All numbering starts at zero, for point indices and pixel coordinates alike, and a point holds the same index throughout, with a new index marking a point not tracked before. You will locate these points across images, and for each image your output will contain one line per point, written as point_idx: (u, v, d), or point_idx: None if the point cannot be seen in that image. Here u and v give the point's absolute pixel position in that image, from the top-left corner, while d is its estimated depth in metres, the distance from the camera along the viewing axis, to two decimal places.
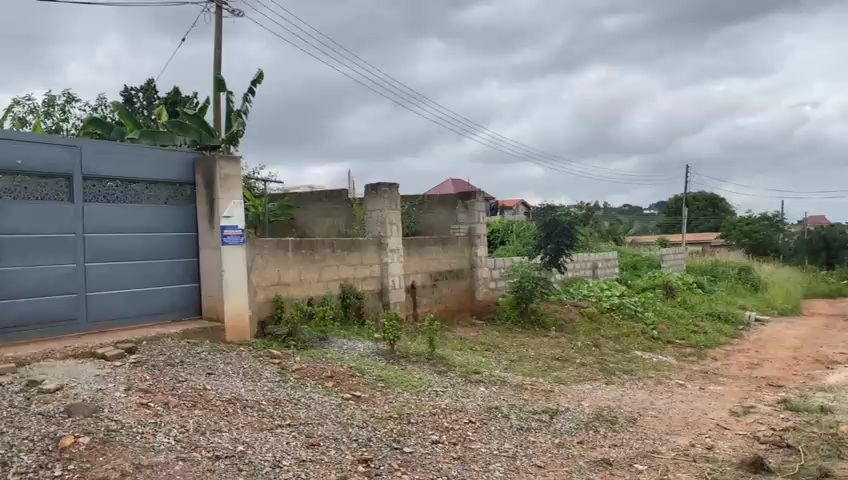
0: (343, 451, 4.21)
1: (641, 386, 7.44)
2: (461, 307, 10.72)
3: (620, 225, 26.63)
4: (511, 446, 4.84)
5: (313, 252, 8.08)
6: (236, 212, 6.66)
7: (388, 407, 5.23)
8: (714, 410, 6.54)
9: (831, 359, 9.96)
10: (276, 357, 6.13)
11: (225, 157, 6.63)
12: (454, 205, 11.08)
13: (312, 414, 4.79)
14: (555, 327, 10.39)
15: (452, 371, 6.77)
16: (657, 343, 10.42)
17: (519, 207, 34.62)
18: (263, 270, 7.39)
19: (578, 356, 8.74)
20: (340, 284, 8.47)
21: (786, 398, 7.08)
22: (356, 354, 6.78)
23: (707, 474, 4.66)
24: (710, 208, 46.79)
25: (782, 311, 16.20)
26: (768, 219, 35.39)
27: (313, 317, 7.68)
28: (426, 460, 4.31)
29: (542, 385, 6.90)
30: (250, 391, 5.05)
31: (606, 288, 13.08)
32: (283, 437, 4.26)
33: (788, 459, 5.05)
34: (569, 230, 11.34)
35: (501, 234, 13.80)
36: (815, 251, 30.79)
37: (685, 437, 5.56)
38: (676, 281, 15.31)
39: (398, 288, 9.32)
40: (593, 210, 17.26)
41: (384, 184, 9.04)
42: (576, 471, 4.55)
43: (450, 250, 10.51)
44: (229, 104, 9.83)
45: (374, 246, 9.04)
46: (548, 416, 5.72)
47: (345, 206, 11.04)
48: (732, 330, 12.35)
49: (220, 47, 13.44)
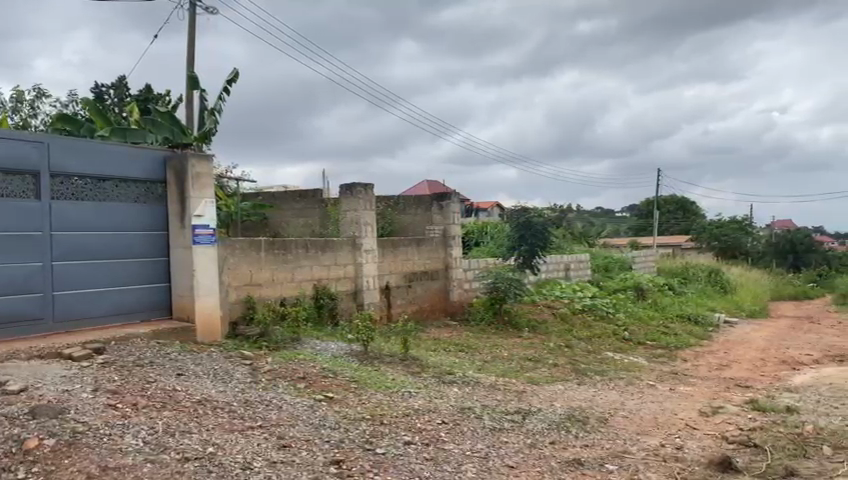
0: (316, 453, 4.19)
1: (613, 387, 7.52)
2: (436, 308, 10.74)
3: (593, 227, 26.90)
4: (483, 447, 4.86)
5: (286, 252, 8.03)
6: (207, 211, 6.58)
7: (362, 407, 5.22)
8: (684, 410, 6.63)
9: (797, 360, 10.15)
10: (248, 357, 6.08)
11: (197, 155, 6.55)
12: (430, 205, 11.09)
13: (284, 415, 4.75)
14: (528, 328, 10.47)
15: (426, 372, 6.78)
16: (629, 344, 10.54)
17: (495, 208, 34.78)
18: (236, 270, 7.33)
19: (551, 356, 8.80)
20: (314, 285, 8.42)
21: (753, 399, 7.21)
22: (329, 355, 6.75)
23: (677, 473, 4.71)
24: (681, 211, 47.46)
25: (750, 312, 16.51)
26: (737, 222, 36.01)
27: (286, 318, 7.63)
28: (399, 461, 4.31)
29: (515, 385, 6.93)
30: (221, 392, 5.00)
31: (578, 289, 13.20)
32: (254, 438, 4.21)
33: (755, 458, 5.14)
34: (542, 231, 11.44)
35: (476, 235, 13.85)
36: (782, 254, 31.49)
37: (655, 437, 5.62)
38: (647, 283, 15.52)
39: (373, 289, 9.30)
40: (566, 212, 17.39)
41: (359, 184, 9.01)
42: (549, 471, 4.57)
43: (425, 251, 10.53)
44: (202, 102, 9.72)
45: (349, 246, 9.00)
46: (521, 416, 5.74)
47: (319, 206, 10.99)
48: (702, 331, 12.56)
49: (193, 44, 13.29)
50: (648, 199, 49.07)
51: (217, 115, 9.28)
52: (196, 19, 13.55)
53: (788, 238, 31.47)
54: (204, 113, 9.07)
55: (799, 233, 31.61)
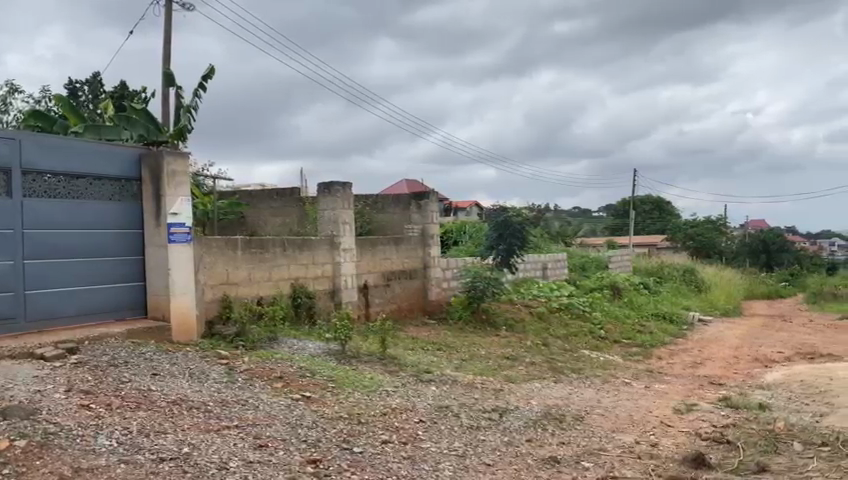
0: (292, 452, 4.17)
1: (589, 385, 7.58)
2: (414, 307, 10.74)
3: (570, 227, 27.08)
4: (460, 445, 4.87)
5: (263, 251, 7.98)
6: (183, 209, 6.53)
7: (339, 407, 5.21)
8: (659, 408, 6.71)
9: (768, 358, 10.32)
10: (223, 357, 6.03)
11: (173, 152, 6.49)
12: (408, 205, 11.10)
13: (261, 415, 4.72)
14: (505, 327, 10.51)
15: (403, 371, 6.77)
16: (604, 343, 10.63)
17: (474, 207, 34.88)
18: (212, 269, 7.26)
19: (528, 355, 8.84)
20: (291, 284, 8.38)
21: (726, 396, 7.32)
22: (306, 354, 6.73)
23: (651, 469, 4.76)
24: (657, 211, 47.97)
25: (724, 311, 16.73)
26: (711, 222, 36.47)
27: (263, 318, 7.58)
28: (376, 460, 4.30)
29: (492, 384, 6.96)
30: (197, 392, 4.96)
31: (555, 288, 13.28)
32: (230, 438, 4.18)
33: (728, 454, 5.22)
34: (520, 231, 11.51)
35: (454, 235, 13.86)
36: (756, 253, 31.96)
37: (630, 435, 5.68)
38: (622, 281, 15.66)
39: (351, 288, 9.27)
40: (544, 211, 17.49)
41: (338, 183, 8.99)
42: (525, 469, 4.60)
43: (403, 250, 10.53)
44: (178, 100, 9.63)
45: (326, 245, 8.97)
46: (498, 414, 5.77)
47: (297, 205, 10.94)
48: (676, 330, 12.70)
49: (169, 41, 13.15)
50: (624, 199, 49.51)
51: (193, 113, 9.19)
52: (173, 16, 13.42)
53: (761, 239, 31.96)
54: (180, 110, 8.98)
55: (771, 233, 32.12)
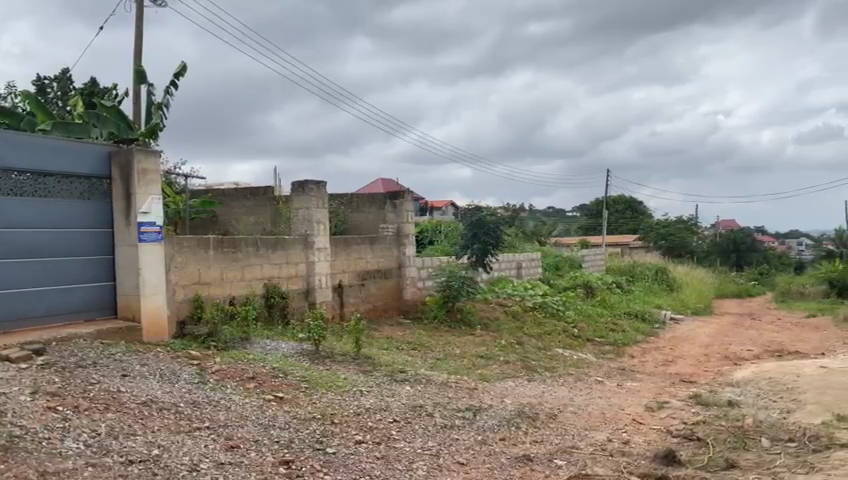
0: (264, 453, 4.13)
1: (562, 383, 7.64)
2: (388, 307, 10.72)
3: (544, 226, 27.24)
4: (434, 444, 4.87)
5: (236, 251, 7.91)
6: (154, 208, 6.44)
7: (312, 407, 5.18)
8: (631, 405, 6.77)
9: (738, 356, 10.49)
10: (195, 357, 5.97)
11: (144, 150, 6.40)
12: (383, 204, 11.08)
13: (232, 416, 4.68)
14: (480, 326, 10.54)
15: (378, 371, 6.75)
16: (577, 341, 10.72)
17: (449, 207, 34.95)
18: (183, 269, 7.17)
19: (502, 353, 8.88)
20: (264, 284, 8.31)
21: (697, 394, 7.41)
22: (279, 354, 6.67)
23: (623, 467, 4.81)
24: (630, 211, 48.51)
25: (695, 310, 16.97)
26: (683, 222, 36.96)
27: (235, 318, 7.51)
28: (349, 460, 4.29)
29: (466, 382, 6.97)
30: (167, 393, 4.89)
31: (530, 287, 13.35)
32: (201, 440, 4.14)
33: (698, 451, 5.29)
34: (494, 230, 11.55)
35: (429, 234, 13.86)
36: (726, 253, 32.47)
37: (602, 432, 5.74)
38: (596, 281, 15.80)
39: (325, 288, 9.22)
40: (518, 211, 17.57)
41: (311, 182, 8.93)
42: (499, 467, 4.62)
43: (378, 249, 10.50)
44: (150, 97, 9.50)
45: (300, 245, 8.92)
46: (471, 413, 5.78)
47: (270, 204, 10.86)
48: (648, 328, 12.86)
49: (140, 37, 12.97)
50: (597, 200, 49.97)
51: (164, 110, 9.07)
52: (145, 12, 13.23)
53: (731, 238, 32.47)
54: (151, 107, 8.84)
55: (741, 233, 32.64)
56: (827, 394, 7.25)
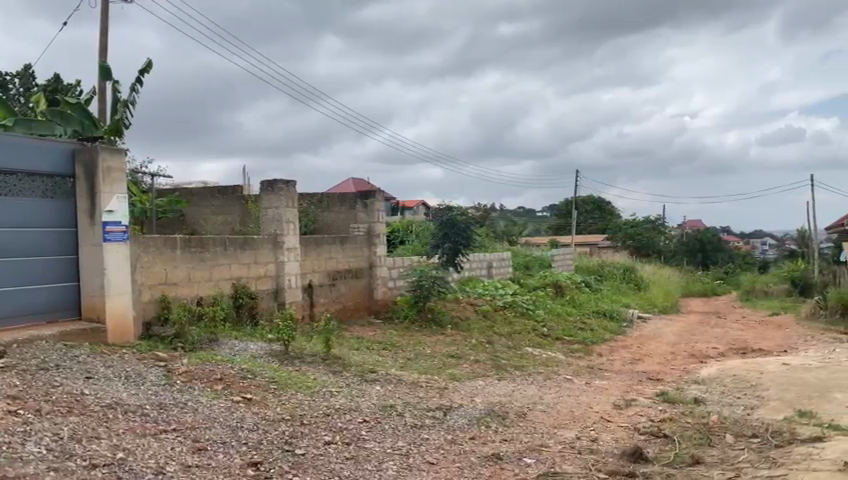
0: (232, 455, 4.09)
1: (531, 381, 7.69)
2: (359, 307, 10.68)
3: (514, 226, 27.37)
4: (404, 444, 4.88)
5: (203, 251, 7.80)
6: (119, 207, 6.33)
7: (281, 408, 5.14)
8: (599, 403, 6.85)
9: (704, 353, 10.67)
10: (161, 358, 5.88)
11: (109, 148, 6.29)
12: (353, 203, 11.03)
13: (199, 418, 4.62)
14: (451, 325, 10.56)
15: (347, 371, 6.73)
16: (546, 340, 10.81)
17: (421, 206, 34.97)
18: (149, 269, 7.06)
19: (472, 352, 8.91)
20: (232, 284, 8.22)
21: (664, 391, 7.52)
22: (247, 355, 6.61)
23: (591, 464, 4.86)
24: (598, 211, 49.07)
25: (662, 308, 17.24)
26: (651, 222, 37.45)
27: (202, 318, 7.41)
28: (319, 461, 4.26)
29: (437, 382, 6.98)
30: (133, 395, 4.81)
31: (500, 287, 13.43)
32: (167, 442, 4.08)
33: (664, 448, 5.37)
34: (465, 230, 11.58)
35: (400, 234, 13.85)
36: (692, 253, 33.06)
37: (571, 430, 5.79)
38: (565, 280, 15.95)
39: (295, 288, 9.16)
40: (488, 211, 17.66)
41: (281, 181, 8.87)
42: (468, 466, 4.64)
43: (349, 249, 10.46)
44: (115, 95, 9.32)
45: (269, 244, 8.84)
46: (441, 412, 5.79)
47: (239, 204, 10.76)
48: (617, 326, 13.02)
49: (106, 34, 12.74)
50: (566, 200, 50.44)
51: (130, 107, 8.91)
52: (110, 7, 12.99)
53: (697, 238, 33.03)
54: (116, 104, 8.69)
55: (707, 233, 33.23)
56: (789, 390, 7.41)
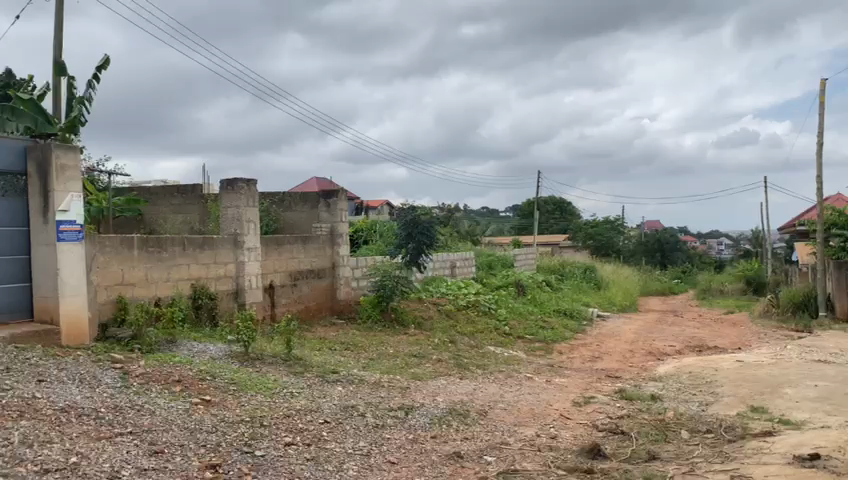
0: (190, 458, 4.03)
1: (493, 380, 7.74)
2: (321, 307, 10.62)
3: (476, 225, 27.51)
4: (365, 444, 4.87)
5: (161, 250, 7.67)
6: (74, 206, 6.16)
7: (240, 410, 5.08)
8: (559, 401, 6.93)
9: (661, 351, 10.89)
10: (117, 360, 5.76)
11: (63, 145, 6.14)
12: (316, 203, 10.97)
13: (156, 420, 4.54)
14: (413, 325, 10.58)
15: (309, 372, 6.68)
16: (508, 339, 10.91)
17: (383, 206, 34.89)
18: (105, 269, 6.91)
19: (434, 352, 8.93)
20: (191, 284, 8.10)
21: (622, 388, 7.65)
22: (206, 357, 6.52)
23: (550, 461, 4.92)
24: (559, 211, 49.69)
25: (621, 307, 17.53)
26: (611, 222, 38.07)
27: (160, 319, 7.29)
28: (278, 462, 4.24)
29: (399, 381, 6.98)
30: (87, 398, 4.71)
31: (463, 286, 13.48)
32: (123, 445, 4.01)
33: (622, 444, 5.46)
34: (428, 230, 11.61)
35: (364, 234, 13.82)
36: (651, 252, 33.72)
37: (531, 428, 5.86)
38: (527, 279, 16.11)
39: (255, 288, 9.07)
40: (451, 211, 17.73)
41: (241, 180, 8.78)
42: (429, 465, 4.65)
43: (311, 249, 10.40)
44: (71, 91, 9.10)
45: (230, 244, 8.74)
46: (403, 412, 5.80)
47: (199, 203, 10.60)
48: (577, 325, 13.19)
49: (61, 28, 12.43)
50: (529, 200, 50.93)
51: (86, 104, 8.72)
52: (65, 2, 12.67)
53: (656, 238, 33.70)
54: (71, 101, 8.49)
55: (665, 233, 33.92)
56: (742, 387, 7.60)
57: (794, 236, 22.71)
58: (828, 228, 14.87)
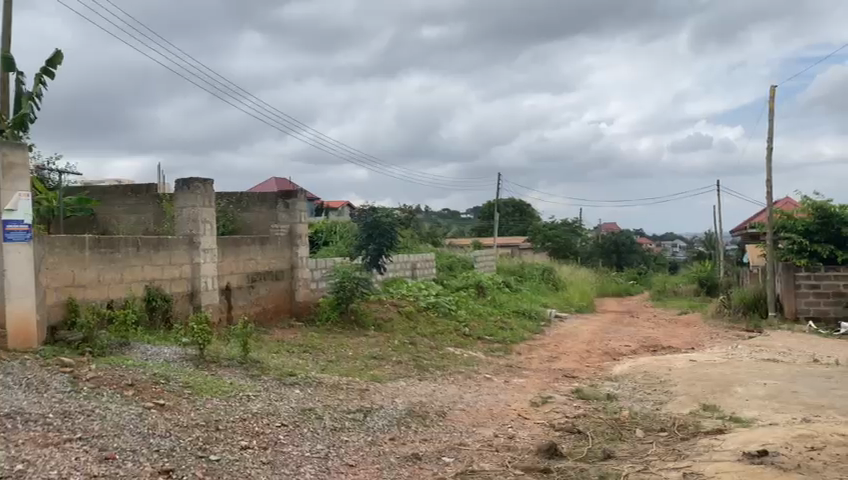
0: (142, 464, 3.94)
1: (452, 381, 7.77)
2: (279, 309, 10.51)
3: (436, 226, 27.61)
4: (323, 447, 4.83)
5: (114, 251, 7.50)
6: (21, 205, 5.97)
7: (195, 414, 4.98)
8: (517, 401, 6.99)
9: (617, 351, 11.08)
10: (67, 364, 5.61)
11: (9, 143, 5.94)
12: (275, 204, 10.86)
13: (108, 425, 4.43)
14: (373, 327, 10.55)
15: (266, 375, 6.60)
16: (467, 340, 10.96)
17: (344, 207, 34.74)
18: (55, 270, 6.70)
19: (394, 354, 8.91)
20: (145, 286, 7.93)
21: (579, 388, 7.76)
22: (160, 360, 6.39)
23: (508, 462, 4.95)
24: (519, 213, 50.20)
25: (578, 307, 17.79)
26: (569, 224, 38.61)
27: (112, 322, 7.11)
28: (234, 467, 4.17)
29: (358, 383, 6.95)
30: (35, 403, 4.57)
31: (423, 287, 13.50)
32: (72, 451, 3.90)
33: (578, 444, 5.53)
34: (389, 231, 11.61)
35: (324, 234, 13.75)
36: (607, 254, 34.34)
37: (489, 428, 5.89)
38: (487, 280, 16.23)
39: (211, 290, 8.93)
40: (412, 212, 17.77)
41: (197, 180, 8.65)
42: (387, 467, 4.64)
43: (269, 250, 10.28)
44: (20, 86, 8.83)
45: (184, 245, 8.58)
46: (361, 414, 5.77)
47: (154, 203, 10.40)
48: (536, 326, 13.34)
49: (9, 22, 12.05)
50: (489, 202, 51.31)
51: (35, 100, 8.46)
52: None
53: (613, 240, 34.31)
54: (20, 97, 8.23)
55: (622, 235, 34.56)
56: (695, 386, 7.77)
57: (745, 239, 23.32)
58: (778, 231, 15.33)
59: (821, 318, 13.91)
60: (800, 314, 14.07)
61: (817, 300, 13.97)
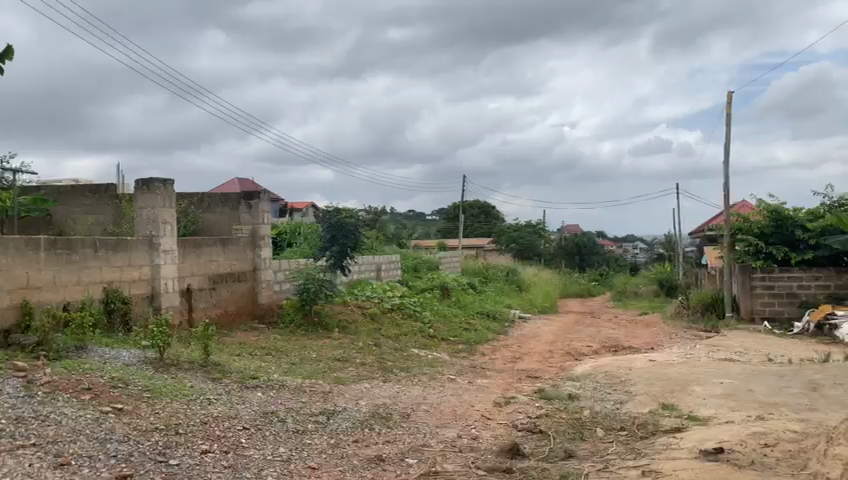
0: (99, 469, 3.87)
1: (416, 383, 7.77)
2: (241, 311, 10.39)
3: (402, 228, 27.60)
4: (285, 450, 4.80)
5: (70, 252, 7.34)
6: None
7: (154, 418, 4.91)
8: (480, 402, 7.03)
9: (580, 351, 11.24)
10: (21, 368, 5.47)
11: None
12: (237, 204, 10.74)
13: (63, 431, 4.33)
14: (337, 328, 10.50)
15: (227, 378, 6.53)
16: (432, 341, 10.99)
17: (308, 208, 34.52)
18: (9, 271, 6.52)
19: (358, 355, 8.89)
20: (103, 288, 7.77)
21: (542, 388, 7.84)
22: (119, 363, 6.28)
23: (471, 462, 4.99)
24: (484, 215, 50.52)
25: (541, 308, 17.98)
26: (533, 225, 38.99)
27: (69, 325, 6.95)
28: (194, 471, 4.12)
29: (321, 386, 6.92)
30: None
31: (388, 289, 13.50)
32: (25, 458, 3.81)
33: (540, 443, 5.59)
34: (352, 233, 11.58)
35: (288, 236, 13.65)
36: (570, 255, 34.77)
37: (453, 429, 5.92)
38: (451, 282, 16.30)
39: (172, 292, 8.79)
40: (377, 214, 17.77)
41: (157, 180, 8.52)
42: (350, 469, 4.64)
43: (231, 252, 10.16)
44: None
45: (144, 246, 8.43)
46: (325, 417, 5.75)
47: (113, 203, 10.20)
48: (500, 327, 13.44)
49: None
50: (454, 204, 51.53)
51: None
52: None
53: (575, 241, 34.76)
54: None
55: (584, 236, 35.03)
56: (654, 385, 7.92)
57: (704, 241, 23.85)
58: (734, 233, 15.73)
59: (775, 317, 14.29)
60: (755, 314, 14.43)
61: (771, 300, 14.33)
